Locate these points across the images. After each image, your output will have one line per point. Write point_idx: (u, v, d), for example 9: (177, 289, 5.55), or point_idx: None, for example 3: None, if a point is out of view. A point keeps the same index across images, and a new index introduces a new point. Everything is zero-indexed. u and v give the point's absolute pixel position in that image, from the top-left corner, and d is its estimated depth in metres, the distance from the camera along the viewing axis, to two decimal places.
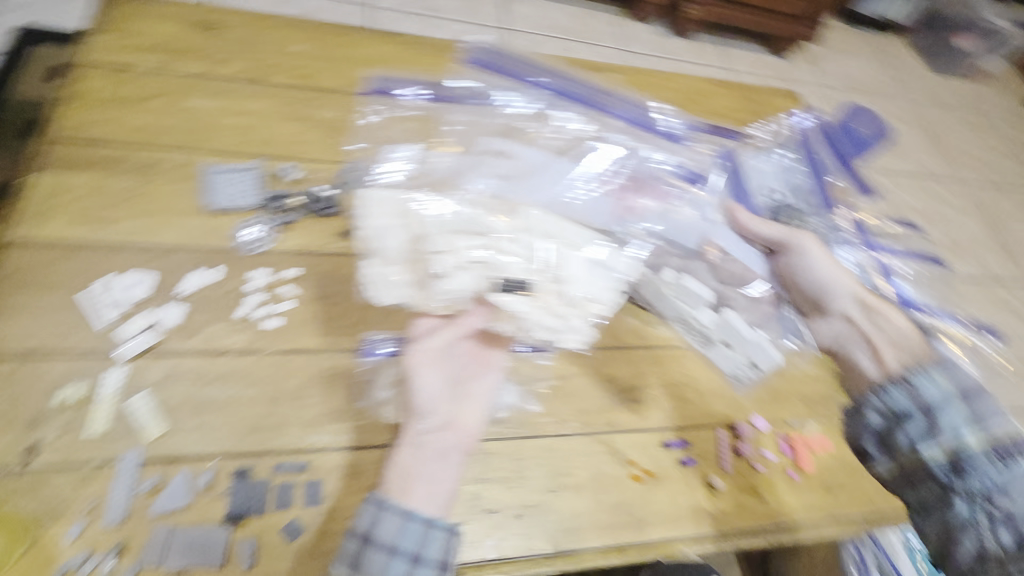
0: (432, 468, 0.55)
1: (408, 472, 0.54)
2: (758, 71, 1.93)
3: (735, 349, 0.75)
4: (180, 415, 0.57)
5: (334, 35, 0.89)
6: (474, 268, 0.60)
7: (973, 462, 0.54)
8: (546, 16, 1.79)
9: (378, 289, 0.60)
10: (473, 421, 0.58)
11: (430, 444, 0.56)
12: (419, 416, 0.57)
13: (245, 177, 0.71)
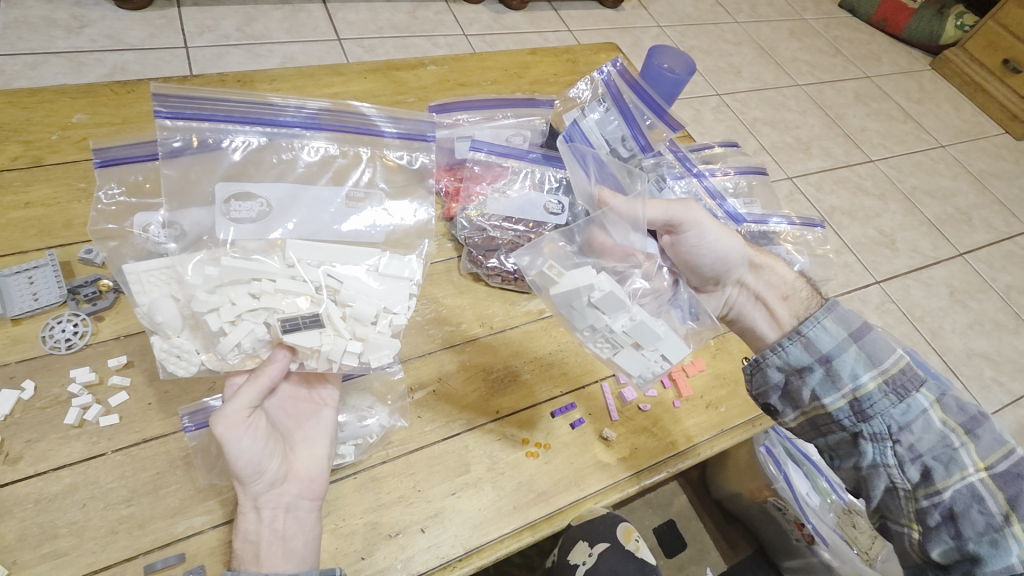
0: (291, 536, 0.53)
1: (258, 539, 0.51)
2: (595, 26, 1.99)
3: (644, 349, 0.60)
4: (21, 550, 0.52)
5: (117, 93, 0.81)
6: (259, 317, 0.53)
7: (875, 405, 0.57)
8: (376, 17, 1.75)
9: (177, 362, 0.53)
10: (315, 470, 0.56)
11: (280, 501, 0.53)
12: (245, 481, 0.52)
13: (39, 271, 0.64)
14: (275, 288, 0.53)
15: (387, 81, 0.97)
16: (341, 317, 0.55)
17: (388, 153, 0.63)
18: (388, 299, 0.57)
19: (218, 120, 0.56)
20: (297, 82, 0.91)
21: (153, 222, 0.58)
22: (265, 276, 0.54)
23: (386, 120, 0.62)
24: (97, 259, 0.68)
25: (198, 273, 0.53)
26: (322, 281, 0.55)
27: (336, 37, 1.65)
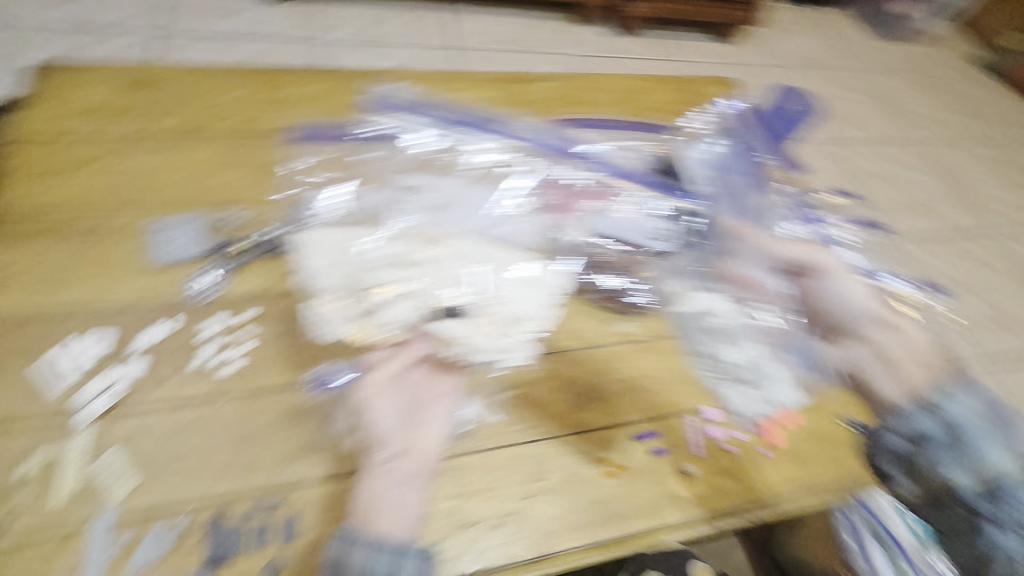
0: (402, 499, 0.60)
1: (376, 501, 0.59)
2: (706, 61, 2.00)
3: (749, 389, 0.75)
4: (148, 469, 0.57)
5: (270, 86, 0.93)
6: (415, 300, 0.73)
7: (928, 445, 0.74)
8: (494, 34, 1.86)
9: (327, 325, 0.69)
10: (430, 448, 0.64)
11: (393, 472, 0.61)
12: (382, 445, 0.63)
13: (189, 227, 0.74)
14: (434, 287, 0.74)
15: (509, 92, 1.01)
16: (499, 316, 0.74)
17: (560, 177, 0.91)
18: (524, 305, 0.76)
19: (432, 152, 0.90)
20: (425, 87, 0.99)
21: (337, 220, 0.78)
22: (424, 272, 0.75)
23: (553, 159, 0.94)
24: (235, 224, 0.76)
25: (365, 267, 0.74)
26: (478, 284, 0.76)
27: (456, 47, 1.76)
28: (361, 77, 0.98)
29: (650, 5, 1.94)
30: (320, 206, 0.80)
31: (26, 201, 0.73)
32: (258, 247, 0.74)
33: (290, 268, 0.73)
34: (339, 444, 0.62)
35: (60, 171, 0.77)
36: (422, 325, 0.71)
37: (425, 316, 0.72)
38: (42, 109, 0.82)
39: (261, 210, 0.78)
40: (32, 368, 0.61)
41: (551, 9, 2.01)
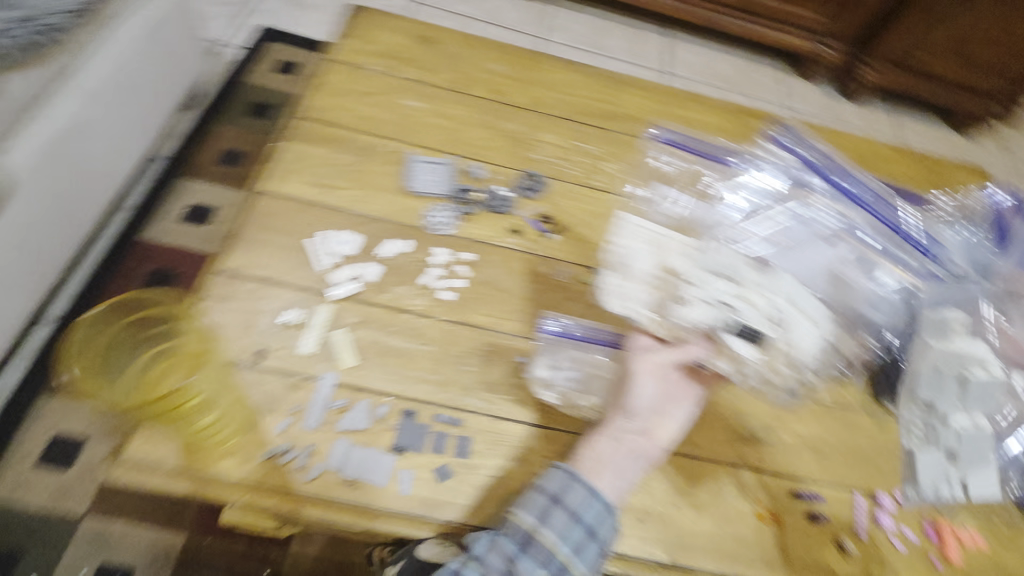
0: (624, 466, 0.56)
1: (603, 458, 0.56)
2: (933, 146, 1.85)
3: (953, 463, 0.68)
4: (368, 354, 0.66)
5: (529, 61, 1.01)
6: (717, 307, 0.60)
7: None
8: (710, 68, 1.89)
9: (612, 297, 0.66)
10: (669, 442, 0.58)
11: (626, 442, 0.57)
12: (629, 415, 0.58)
13: (441, 167, 0.83)
14: (744, 299, 0.61)
15: (741, 123, 1.02)
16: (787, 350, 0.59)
17: (816, 199, 0.75)
18: (810, 343, 0.61)
19: (682, 138, 0.81)
20: (661, 97, 1.02)
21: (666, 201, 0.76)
22: (738, 283, 0.62)
23: (885, 240, 0.75)
24: (477, 175, 0.84)
25: (683, 260, 0.65)
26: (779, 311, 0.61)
27: (662, 69, 1.84)
28: (609, 75, 1.03)
29: (893, 79, 1.78)
30: (545, 180, 0.86)
31: (322, 108, 0.86)
32: (492, 201, 0.81)
33: (511, 226, 0.80)
34: (520, 392, 0.67)
35: (351, 90, 0.90)
36: (717, 334, 0.59)
37: (722, 327, 0.59)
38: (348, 37, 0.97)
39: (499, 169, 0.86)
40: (300, 246, 0.72)
41: (776, 56, 1.98)
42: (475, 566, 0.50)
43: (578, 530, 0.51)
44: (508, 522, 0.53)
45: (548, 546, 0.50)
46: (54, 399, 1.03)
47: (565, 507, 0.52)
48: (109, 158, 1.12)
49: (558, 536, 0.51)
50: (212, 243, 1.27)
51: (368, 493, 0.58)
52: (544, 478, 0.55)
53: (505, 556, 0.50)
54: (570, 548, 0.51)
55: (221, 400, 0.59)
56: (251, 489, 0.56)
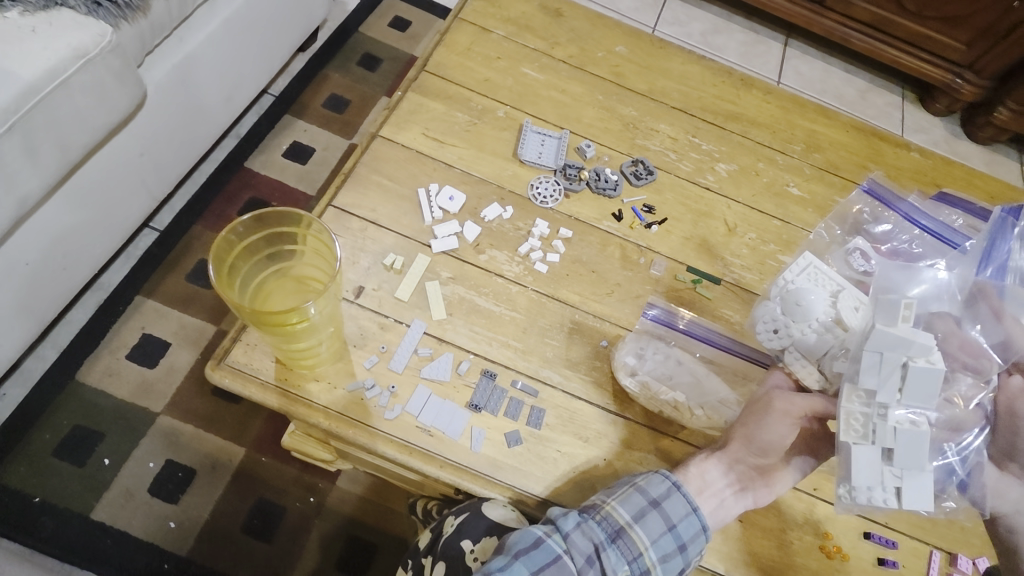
0: (728, 496, 0.59)
1: (710, 482, 0.60)
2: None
3: (889, 464, 0.50)
4: (457, 309, 0.67)
5: (654, 46, 0.99)
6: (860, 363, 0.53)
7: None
8: (826, 82, 1.80)
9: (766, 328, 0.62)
10: (781, 484, 0.61)
11: (737, 474, 0.60)
12: (749, 447, 0.60)
13: (551, 141, 0.84)
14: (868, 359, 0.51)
15: (867, 143, 0.96)
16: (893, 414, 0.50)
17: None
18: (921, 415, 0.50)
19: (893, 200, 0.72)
20: (785, 104, 0.98)
21: (857, 252, 0.68)
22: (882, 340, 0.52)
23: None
24: (587, 155, 0.84)
25: (857, 318, 0.59)
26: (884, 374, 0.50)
27: (776, 80, 1.75)
28: (733, 72, 1.00)
29: None
30: (652, 169, 0.84)
31: (445, 65, 0.88)
32: (597, 181, 0.81)
33: (611, 211, 0.80)
34: (599, 374, 0.67)
35: (475, 50, 0.91)
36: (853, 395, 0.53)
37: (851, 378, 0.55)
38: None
39: (606, 151, 0.86)
40: (408, 195, 0.74)
41: (903, 81, 1.85)
42: (561, 540, 0.53)
43: (670, 541, 0.55)
44: (601, 510, 0.55)
45: (639, 545, 0.55)
46: (148, 301, 1.10)
47: (663, 516, 0.56)
48: (230, 89, 1.19)
49: (650, 540, 0.55)
50: (307, 182, 1.32)
51: (441, 445, 0.59)
52: (641, 476, 0.59)
53: (594, 541, 0.54)
54: (657, 554, 0.55)
55: (332, 342, 0.60)
56: (333, 415, 0.59)
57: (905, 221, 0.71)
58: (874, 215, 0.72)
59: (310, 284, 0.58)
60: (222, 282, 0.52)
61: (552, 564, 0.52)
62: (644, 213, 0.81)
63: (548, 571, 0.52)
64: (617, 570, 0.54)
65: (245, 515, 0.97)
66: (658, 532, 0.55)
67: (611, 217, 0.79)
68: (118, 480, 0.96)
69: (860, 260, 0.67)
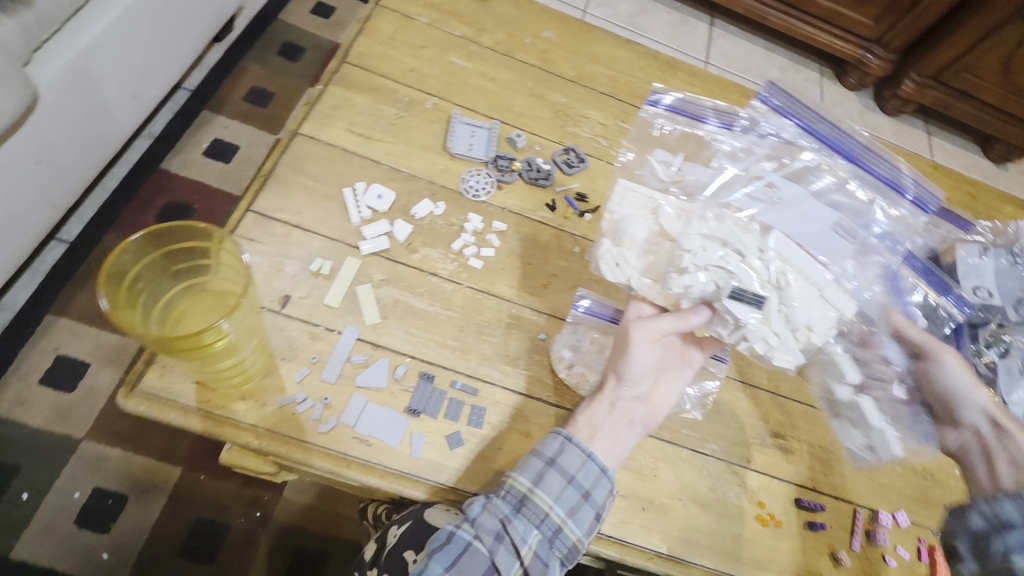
0: (615, 433, 0.57)
1: (598, 425, 0.57)
2: (962, 169, 1.81)
3: (795, 330, 0.58)
4: (391, 312, 0.65)
5: (581, 30, 0.98)
6: (714, 273, 0.57)
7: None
8: (750, 59, 1.85)
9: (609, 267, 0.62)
10: (662, 406, 0.60)
11: (624, 411, 0.58)
12: (622, 382, 0.58)
13: (481, 132, 0.82)
14: (746, 268, 0.57)
15: None
16: (781, 302, 0.57)
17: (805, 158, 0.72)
18: (811, 306, 0.58)
19: (681, 107, 0.74)
20: (710, 86, 0.99)
21: (660, 165, 0.71)
22: (739, 251, 0.58)
23: (875, 194, 0.73)
24: (517, 144, 0.83)
25: (678, 223, 0.61)
26: (777, 272, 0.58)
27: (704, 59, 1.80)
28: (659, 55, 1.01)
29: (936, 97, 1.72)
30: (583, 156, 0.84)
31: (368, 55, 0.84)
32: (527, 171, 0.80)
33: (543, 201, 0.79)
34: (538, 367, 0.67)
35: (397, 39, 0.87)
36: (718, 300, 0.57)
37: (721, 290, 0.56)
38: None
39: (535, 140, 0.85)
40: (333, 195, 0.71)
41: (821, 58, 1.93)
42: (470, 527, 0.50)
43: (573, 492, 0.53)
44: (503, 485, 0.53)
45: (543, 508, 0.52)
46: (60, 319, 1.02)
47: (560, 471, 0.53)
48: (135, 85, 1.10)
49: (553, 498, 0.52)
50: (231, 182, 1.25)
51: (378, 452, 0.58)
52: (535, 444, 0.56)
53: (499, 517, 0.51)
54: (564, 510, 0.52)
55: (255, 356, 0.57)
56: (264, 433, 0.56)
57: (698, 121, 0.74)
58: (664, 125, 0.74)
59: (228, 299, 0.55)
60: (119, 303, 0.48)
61: (465, 554, 0.48)
62: (577, 201, 0.81)
63: (463, 562, 0.48)
64: (527, 539, 0.50)
65: (183, 538, 0.92)
66: (560, 490, 0.52)
67: (544, 206, 0.79)
68: (38, 515, 0.89)
69: (665, 168, 0.71)
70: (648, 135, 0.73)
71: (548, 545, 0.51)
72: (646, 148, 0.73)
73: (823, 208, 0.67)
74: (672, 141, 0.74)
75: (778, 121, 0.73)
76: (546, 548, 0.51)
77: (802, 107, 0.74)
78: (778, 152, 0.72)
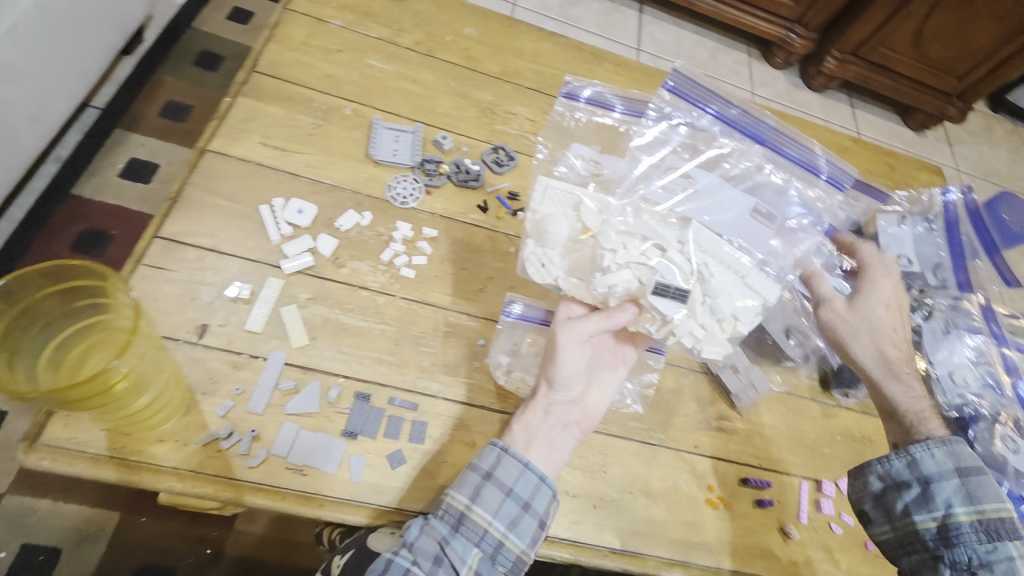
0: (551, 439, 0.57)
1: (533, 432, 0.57)
2: (884, 139, 1.89)
3: (720, 321, 0.59)
4: (320, 332, 0.63)
5: (504, 26, 0.97)
6: (638, 271, 0.58)
7: (962, 534, 0.54)
8: (680, 44, 1.88)
9: (536, 267, 0.62)
10: (597, 405, 0.61)
11: (559, 416, 0.58)
12: (554, 387, 0.59)
13: (405, 136, 0.79)
14: (668, 263, 0.59)
15: None
16: (702, 296, 0.59)
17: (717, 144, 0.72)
18: (734, 296, 0.60)
19: (590, 97, 0.75)
20: (636, 76, 1.00)
21: (577, 159, 0.72)
22: (660, 246, 0.60)
23: (788, 176, 0.73)
24: (444, 146, 0.80)
25: (599, 219, 0.62)
26: (698, 264, 0.59)
27: (636, 46, 1.81)
28: (584, 47, 1.00)
29: (855, 71, 1.79)
30: (513, 154, 0.83)
31: (280, 62, 0.80)
32: (455, 173, 0.78)
33: (474, 203, 0.78)
34: (479, 374, 0.65)
35: (311, 43, 0.84)
36: (643, 297, 0.58)
37: (645, 287, 0.57)
38: None
39: (463, 141, 0.83)
40: (250, 213, 0.68)
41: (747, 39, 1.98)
42: (408, 553, 0.50)
43: (512, 505, 0.53)
44: (442, 504, 0.53)
45: (482, 525, 0.52)
46: None
47: (498, 484, 0.53)
48: (33, 107, 1.02)
49: (492, 514, 0.52)
50: (152, 203, 1.18)
51: (315, 480, 0.55)
52: (482, 456, 0.55)
53: (438, 539, 0.51)
54: (504, 523, 0.52)
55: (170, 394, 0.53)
56: (188, 475, 0.53)
57: (607, 110, 0.75)
58: (578, 118, 0.75)
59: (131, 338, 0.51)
60: None
61: None
62: (509, 200, 0.80)
63: None
64: (466, 558, 0.51)
65: None
66: (499, 504, 0.52)
67: (476, 209, 0.77)
68: None
69: (582, 163, 0.72)
70: (563, 131, 0.75)
71: (489, 561, 0.52)
72: (564, 144, 0.74)
73: (738, 195, 0.68)
74: (587, 134, 0.75)
75: (688, 109, 0.72)
76: (487, 565, 0.51)
77: (711, 94, 0.73)
78: (692, 141, 0.72)
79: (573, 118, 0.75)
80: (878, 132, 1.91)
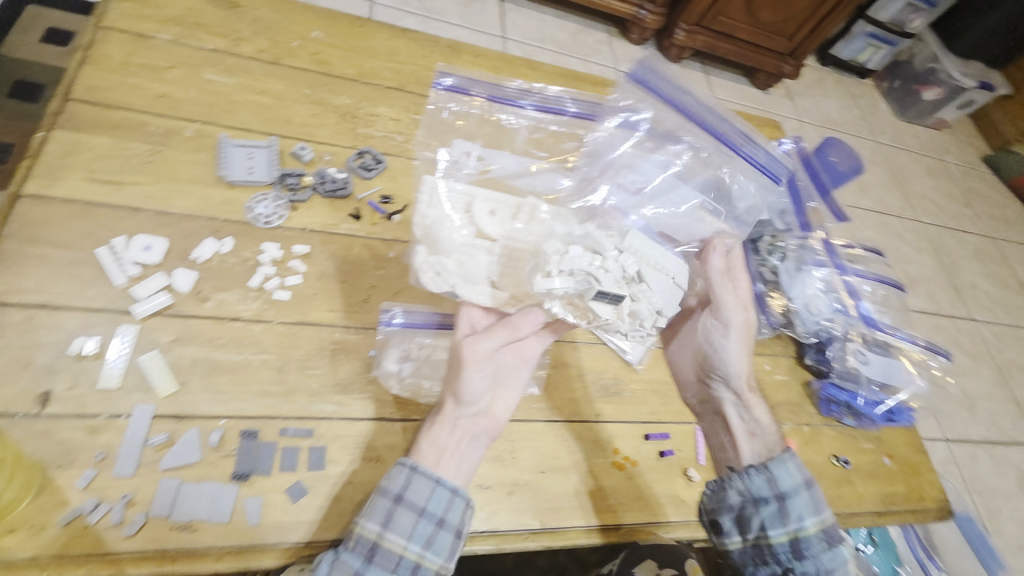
0: (461, 453, 0.57)
1: (444, 447, 0.56)
2: (737, 101, 2.06)
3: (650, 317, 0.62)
4: (191, 375, 0.58)
5: (353, 25, 0.93)
6: (579, 277, 0.59)
7: (810, 547, 0.58)
8: (543, 28, 1.92)
9: (430, 277, 0.62)
10: (503, 410, 0.60)
11: (465, 429, 0.57)
12: (461, 403, 0.57)
13: (259, 152, 0.75)
14: (603, 266, 0.60)
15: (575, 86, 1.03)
16: (633, 296, 0.61)
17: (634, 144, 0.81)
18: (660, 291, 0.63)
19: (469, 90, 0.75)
20: (496, 64, 1.01)
21: (464, 152, 0.72)
22: (597, 252, 0.61)
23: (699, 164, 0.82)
24: (305, 157, 0.77)
25: (498, 226, 0.65)
26: (630, 268, 0.62)
27: (500, 35, 1.83)
28: (440, 39, 0.99)
29: (702, 41, 1.93)
30: (380, 158, 0.81)
31: (98, 87, 0.72)
32: (320, 184, 0.75)
33: (346, 213, 0.75)
34: (374, 386, 0.64)
35: (134, 62, 0.76)
36: (583, 300, 0.60)
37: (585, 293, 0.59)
38: None
39: (325, 150, 0.79)
40: (85, 258, 0.61)
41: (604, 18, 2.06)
42: None
43: (426, 524, 0.52)
44: (352, 535, 0.51)
45: (397, 551, 0.51)
46: None
47: (409, 506, 0.52)
48: None
49: (406, 537, 0.51)
50: None
51: (207, 534, 0.52)
52: (383, 491, 0.53)
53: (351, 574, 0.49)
54: (419, 544, 0.52)
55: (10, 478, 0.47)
56: (51, 563, 0.47)
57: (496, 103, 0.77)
58: (459, 109, 0.75)
59: None
60: None
61: None
62: (382, 205, 0.78)
63: None
64: None
65: None
66: (412, 527, 0.52)
67: (349, 218, 0.74)
68: None
69: (467, 161, 0.72)
70: (441, 125, 0.74)
71: None
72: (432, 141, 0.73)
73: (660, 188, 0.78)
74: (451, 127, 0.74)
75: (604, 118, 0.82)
76: None
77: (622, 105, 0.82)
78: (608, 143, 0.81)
79: (452, 109, 0.75)
80: (730, 94, 2.07)
